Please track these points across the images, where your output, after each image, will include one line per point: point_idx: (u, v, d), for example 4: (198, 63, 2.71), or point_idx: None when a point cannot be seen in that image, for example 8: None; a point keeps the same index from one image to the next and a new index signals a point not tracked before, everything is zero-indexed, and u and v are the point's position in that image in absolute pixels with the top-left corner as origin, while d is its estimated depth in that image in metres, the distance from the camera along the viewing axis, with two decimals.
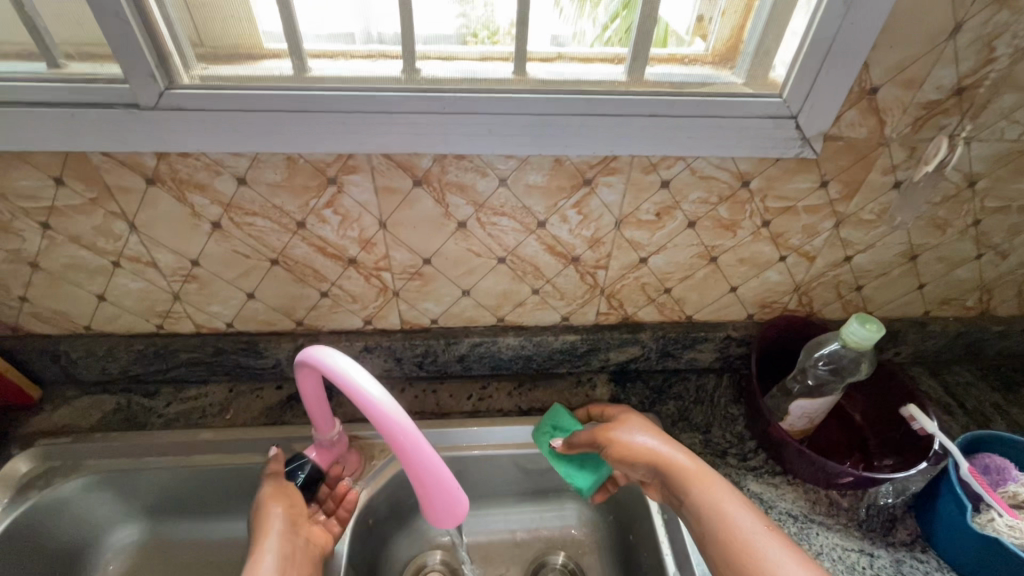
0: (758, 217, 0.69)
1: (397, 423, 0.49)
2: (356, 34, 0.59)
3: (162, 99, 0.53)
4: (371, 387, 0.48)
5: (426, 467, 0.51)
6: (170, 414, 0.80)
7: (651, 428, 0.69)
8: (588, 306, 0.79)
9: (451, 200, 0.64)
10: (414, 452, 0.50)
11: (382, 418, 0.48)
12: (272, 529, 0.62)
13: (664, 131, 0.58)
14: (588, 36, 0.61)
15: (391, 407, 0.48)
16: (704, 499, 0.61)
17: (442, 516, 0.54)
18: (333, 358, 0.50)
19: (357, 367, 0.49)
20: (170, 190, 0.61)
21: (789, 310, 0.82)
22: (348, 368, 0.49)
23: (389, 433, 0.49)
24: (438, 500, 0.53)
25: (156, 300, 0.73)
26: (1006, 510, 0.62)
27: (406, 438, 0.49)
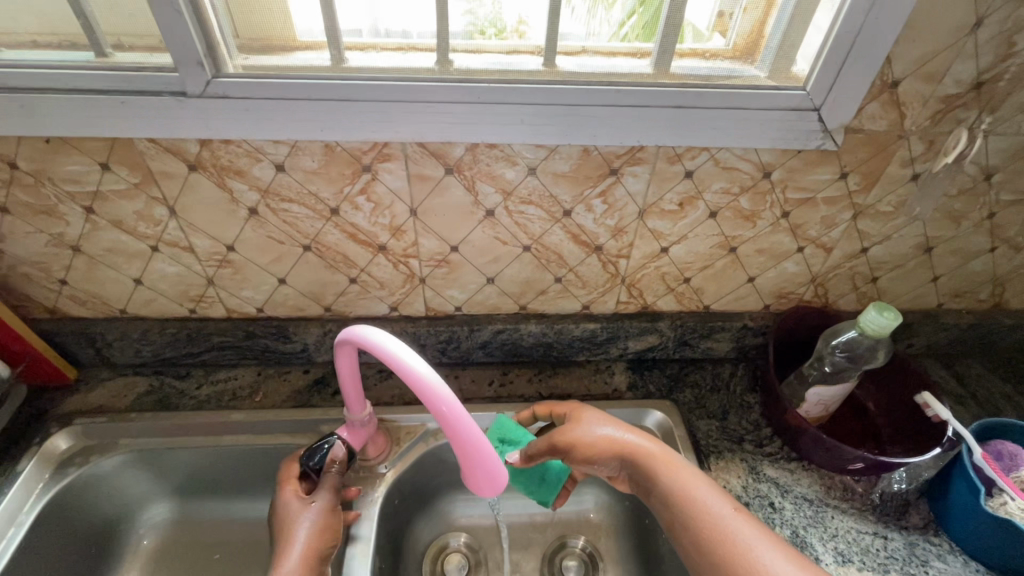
0: (778, 208, 0.71)
1: (442, 396, 0.50)
2: (365, 29, 0.60)
3: (208, 87, 0.55)
4: (415, 361, 0.50)
5: (468, 441, 0.53)
6: (201, 396, 0.82)
7: (611, 419, 0.69)
8: (609, 295, 0.81)
9: (481, 189, 0.66)
10: (457, 426, 0.52)
11: (427, 392, 0.50)
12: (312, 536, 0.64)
13: (690, 122, 0.60)
14: (604, 34, 0.62)
15: (435, 380, 0.50)
16: (674, 488, 0.62)
17: (484, 489, 0.56)
18: (376, 334, 0.51)
19: (399, 344, 0.51)
20: (211, 176, 0.63)
21: (805, 300, 0.83)
22: (392, 344, 0.51)
23: (434, 406, 0.51)
24: (479, 472, 0.55)
25: (190, 284, 0.75)
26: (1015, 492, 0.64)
27: (451, 411, 0.51)
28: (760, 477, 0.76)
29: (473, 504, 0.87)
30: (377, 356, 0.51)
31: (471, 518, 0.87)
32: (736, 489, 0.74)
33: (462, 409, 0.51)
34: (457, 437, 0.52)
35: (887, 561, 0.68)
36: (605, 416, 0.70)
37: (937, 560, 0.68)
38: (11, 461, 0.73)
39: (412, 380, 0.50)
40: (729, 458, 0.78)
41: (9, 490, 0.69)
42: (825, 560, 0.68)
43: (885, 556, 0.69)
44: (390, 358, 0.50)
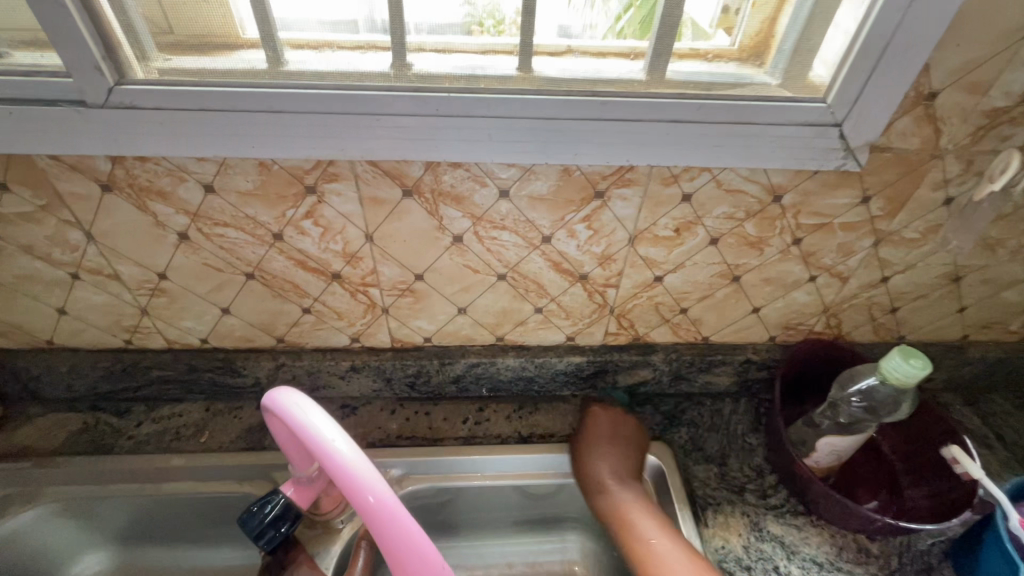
0: (788, 235, 0.62)
1: (367, 484, 0.43)
2: (361, 20, 0.51)
3: (111, 95, 0.46)
4: (340, 443, 0.44)
5: (402, 545, 0.43)
6: (140, 436, 0.73)
7: (602, 434, 0.73)
8: (596, 326, 0.72)
9: (446, 212, 0.57)
10: (387, 524, 0.43)
11: (350, 480, 0.43)
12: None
13: (690, 138, 0.51)
14: (600, 28, 0.53)
15: (360, 464, 0.43)
16: (626, 518, 0.66)
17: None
18: (301, 409, 0.45)
19: (326, 421, 0.45)
20: (129, 197, 0.54)
21: (816, 332, 0.75)
22: (315, 420, 0.45)
23: (359, 497, 0.43)
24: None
25: (122, 314, 0.67)
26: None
27: (378, 503, 0.43)
28: (764, 536, 0.67)
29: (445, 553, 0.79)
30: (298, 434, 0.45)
31: None
32: (736, 550, 0.66)
33: (390, 501, 0.43)
34: (388, 540, 0.43)
35: None
36: (603, 425, 0.74)
37: None
38: None
39: (333, 465, 0.43)
40: (728, 511, 0.69)
41: None
42: None
43: None
44: (314, 439, 0.44)
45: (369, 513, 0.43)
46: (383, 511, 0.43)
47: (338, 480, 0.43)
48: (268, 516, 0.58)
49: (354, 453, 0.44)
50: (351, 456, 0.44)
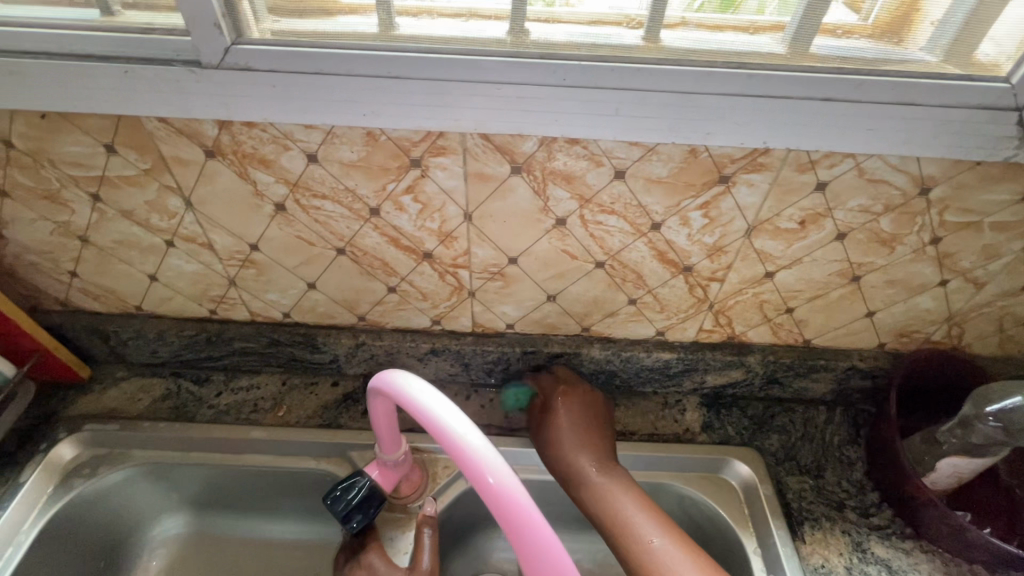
0: (927, 233, 0.56)
1: (487, 466, 0.40)
2: None
3: (227, 56, 0.44)
4: (458, 422, 0.42)
5: (525, 536, 0.40)
6: (220, 406, 0.74)
7: (566, 416, 0.68)
8: (690, 321, 0.68)
9: (553, 192, 0.53)
10: (507, 509, 0.40)
11: (469, 460, 0.41)
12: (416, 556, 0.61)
13: (842, 120, 0.46)
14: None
15: (479, 444, 0.41)
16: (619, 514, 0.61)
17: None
18: (413, 388, 0.44)
19: (443, 401, 0.43)
20: (232, 163, 0.53)
21: (935, 341, 0.68)
22: (430, 398, 0.43)
23: (479, 479, 0.41)
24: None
25: (211, 284, 0.66)
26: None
27: (499, 486, 0.40)
28: (867, 558, 0.63)
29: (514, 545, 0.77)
30: (410, 413, 0.43)
31: (508, 559, 0.77)
32: (837, 570, 0.62)
33: (511, 484, 0.40)
34: (509, 528, 0.41)
35: None
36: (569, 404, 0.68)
37: None
38: (16, 469, 0.66)
39: (452, 445, 0.41)
40: (827, 528, 0.65)
41: (9, 505, 0.63)
42: None
43: None
44: (431, 421, 0.42)
45: (490, 496, 0.40)
46: (503, 496, 0.41)
47: (458, 460, 0.41)
48: (353, 500, 0.57)
49: (473, 431, 0.41)
50: (470, 438, 0.41)
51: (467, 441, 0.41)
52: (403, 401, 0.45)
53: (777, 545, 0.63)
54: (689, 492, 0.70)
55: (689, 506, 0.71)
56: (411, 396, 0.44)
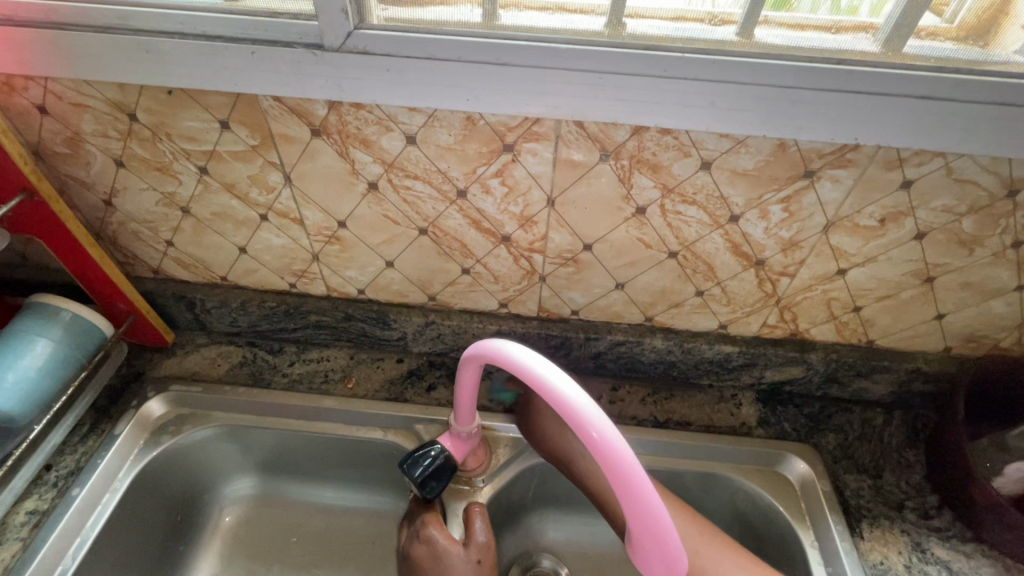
0: (1010, 236, 0.56)
1: (592, 422, 0.43)
2: None
3: (348, 40, 0.47)
4: (562, 383, 0.44)
5: (626, 485, 0.44)
6: (293, 375, 0.77)
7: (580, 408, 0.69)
8: (755, 316, 0.69)
9: (637, 181, 0.55)
10: (610, 462, 0.44)
11: (575, 416, 0.44)
12: (470, 528, 0.64)
13: (937, 118, 0.46)
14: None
15: (583, 403, 0.43)
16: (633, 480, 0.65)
17: (654, 558, 0.47)
18: (514, 349, 0.47)
19: (542, 361, 0.45)
20: (334, 143, 0.56)
21: (1004, 347, 0.67)
22: (533, 361, 0.46)
23: (584, 434, 0.44)
24: (640, 525, 0.46)
25: (295, 258, 0.70)
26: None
27: (604, 442, 0.43)
28: (927, 558, 0.63)
29: (566, 526, 0.79)
30: (513, 374, 0.46)
31: (559, 538, 0.79)
32: (896, 567, 0.62)
33: (615, 441, 0.43)
34: (615, 480, 0.44)
35: None
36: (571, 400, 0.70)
37: None
38: (109, 422, 0.71)
39: (557, 402, 0.44)
40: (886, 527, 0.65)
41: (106, 453, 0.68)
42: None
43: None
44: (535, 380, 0.45)
45: (596, 449, 0.44)
46: (608, 449, 0.44)
47: (565, 417, 0.44)
48: (428, 467, 0.59)
49: (577, 389, 0.44)
50: (573, 396, 0.44)
51: (573, 399, 0.44)
52: (504, 363, 0.47)
53: (835, 540, 0.64)
54: (745, 484, 0.71)
55: (744, 498, 0.72)
56: (513, 358, 0.46)
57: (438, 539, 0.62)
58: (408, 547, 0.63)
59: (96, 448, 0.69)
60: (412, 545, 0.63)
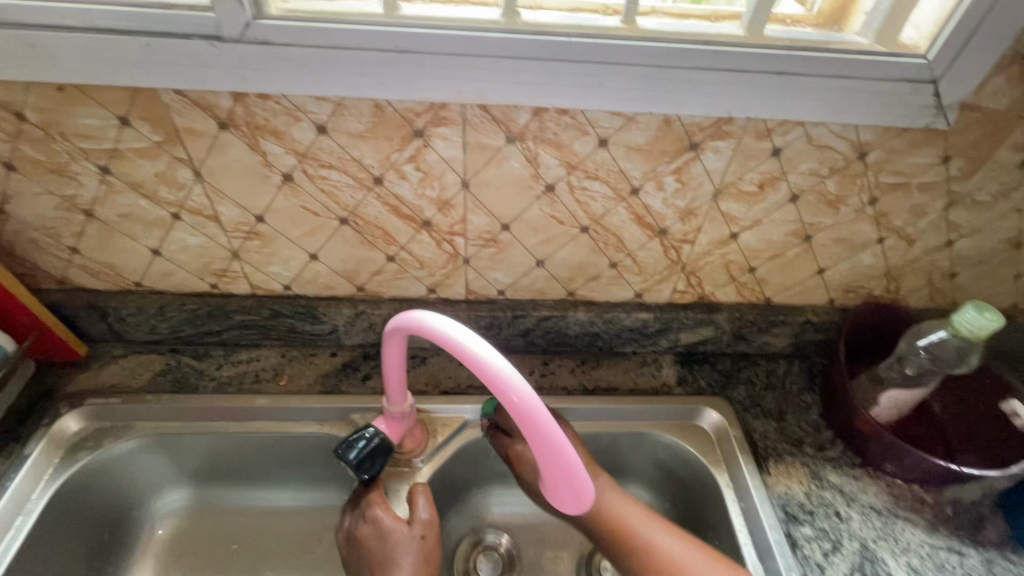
0: (866, 194, 0.64)
1: (511, 386, 0.47)
2: None
3: (247, 31, 0.48)
4: (482, 349, 0.47)
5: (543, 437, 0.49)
6: (221, 378, 0.76)
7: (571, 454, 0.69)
8: (665, 283, 0.75)
9: (543, 160, 0.59)
10: (529, 418, 0.48)
11: (496, 381, 0.47)
12: (415, 504, 0.66)
13: (793, 91, 0.53)
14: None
15: (502, 368, 0.46)
16: (615, 518, 0.64)
17: (566, 495, 0.54)
18: (436, 320, 0.48)
19: (463, 330, 0.48)
20: (243, 135, 0.56)
21: (877, 296, 0.77)
22: (453, 331, 0.48)
23: (505, 397, 0.47)
24: (554, 470, 0.51)
25: (214, 257, 0.69)
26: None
27: (522, 403, 0.47)
28: (823, 484, 0.71)
29: (509, 499, 0.83)
30: (436, 343, 0.48)
31: (503, 513, 0.82)
32: (798, 496, 0.69)
33: (531, 400, 0.47)
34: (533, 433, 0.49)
35: None
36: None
37: None
38: (19, 443, 0.67)
39: (478, 368, 0.47)
40: (789, 462, 0.73)
41: (17, 475, 0.64)
42: None
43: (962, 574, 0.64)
44: (458, 350, 0.47)
45: (515, 409, 0.47)
46: (526, 409, 0.48)
47: (486, 380, 0.47)
48: (362, 449, 0.60)
49: (497, 355, 0.47)
50: (493, 361, 0.47)
51: (495, 365, 0.47)
52: (428, 334, 0.49)
53: (746, 478, 0.71)
54: (668, 439, 0.77)
55: (669, 452, 0.77)
56: (436, 326, 0.48)
57: (384, 517, 0.64)
58: (355, 527, 0.65)
59: (5, 470, 0.65)
60: (358, 524, 0.65)
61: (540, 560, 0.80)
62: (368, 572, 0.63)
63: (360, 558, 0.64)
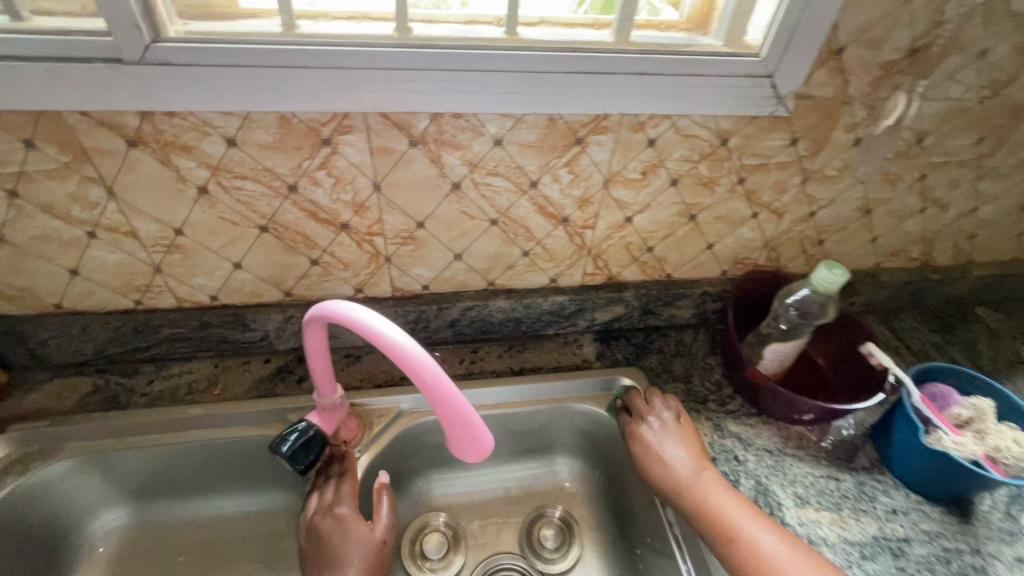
0: (734, 175, 0.73)
1: (395, 343, 0.52)
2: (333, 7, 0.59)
3: (147, 53, 0.51)
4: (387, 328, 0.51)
5: (433, 388, 0.53)
6: (153, 393, 0.77)
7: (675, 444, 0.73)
8: (576, 267, 0.82)
9: (446, 160, 0.65)
10: (416, 371, 0.52)
11: (382, 341, 0.52)
12: (382, 505, 0.71)
13: (657, 89, 0.61)
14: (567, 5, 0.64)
15: (419, 352, 0.52)
16: (713, 508, 0.67)
17: (467, 445, 0.58)
18: (331, 301, 0.55)
19: (353, 304, 0.53)
20: (154, 151, 0.59)
21: (761, 265, 0.87)
22: (367, 317, 0.52)
23: (393, 354, 0.52)
24: (464, 443, 0.57)
25: (135, 273, 0.70)
26: (983, 457, 0.68)
27: (405, 356, 0.52)
28: (724, 434, 0.80)
29: (451, 482, 0.88)
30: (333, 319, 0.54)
31: (446, 496, 0.87)
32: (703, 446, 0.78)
33: (445, 380, 0.53)
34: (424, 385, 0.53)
35: (840, 500, 0.73)
36: (663, 416, 0.76)
37: (883, 495, 0.74)
38: None
39: (367, 331, 0.52)
40: (695, 417, 0.81)
41: None
42: (786, 504, 0.72)
43: (838, 496, 0.74)
44: (350, 321, 0.53)
45: (402, 363, 0.52)
46: (411, 362, 0.52)
47: (374, 341, 0.52)
48: (295, 441, 0.64)
49: (382, 320, 0.52)
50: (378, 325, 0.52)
51: (379, 327, 0.52)
52: (348, 322, 0.53)
53: None
54: (588, 408, 0.84)
55: (591, 420, 0.85)
56: (331, 306, 0.54)
57: (349, 513, 0.69)
58: (316, 520, 0.69)
59: None
60: (320, 518, 0.69)
61: (482, 535, 0.85)
62: (320, 564, 0.66)
63: (315, 551, 0.67)
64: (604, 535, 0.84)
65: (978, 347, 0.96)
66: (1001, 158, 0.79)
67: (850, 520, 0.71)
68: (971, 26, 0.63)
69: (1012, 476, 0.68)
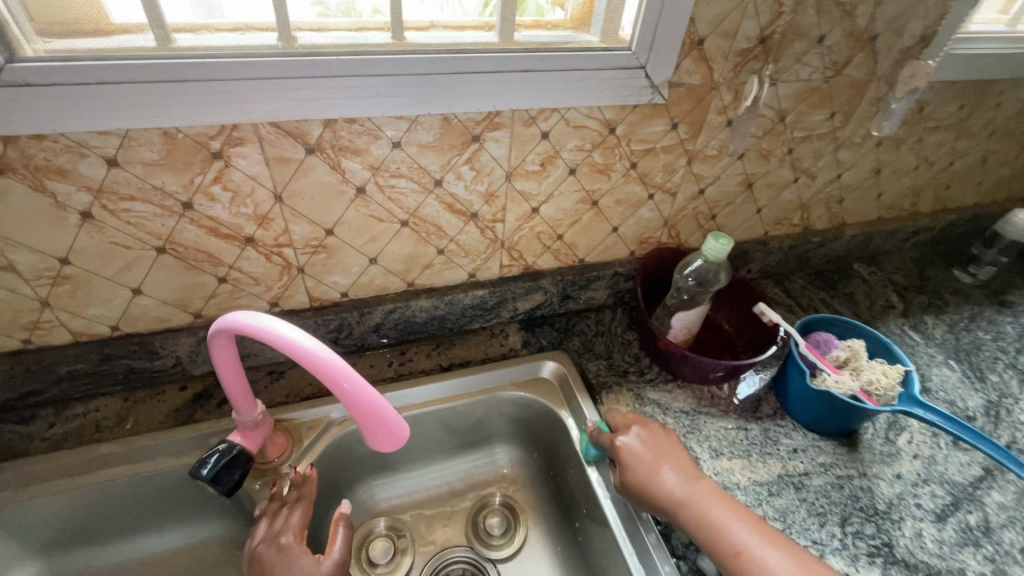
0: (626, 161, 0.79)
1: (284, 337, 0.52)
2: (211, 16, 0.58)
3: (3, 74, 0.48)
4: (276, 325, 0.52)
5: (331, 376, 0.54)
6: (55, 437, 0.72)
7: (661, 457, 0.71)
8: (492, 260, 0.85)
9: (346, 165, 0.65)
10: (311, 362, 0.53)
11: (272, 338, 0.52)
12: (337, 534, 0.65)
13: (542, 85, 0.65)
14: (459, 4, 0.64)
15: (331, 356, 0.53)
16: (712, 523, 0.64)
17: (379, 430, 0.58)
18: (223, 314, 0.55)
19: (244, 311, 0.54)
20: (24, 178, 0.55)
21: (664, 243, 0.94)
22: (257, 319, 0.53)
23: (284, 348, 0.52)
24: (375, 426, 0.58)
25: (18, 311, 0.65)
26: (859, 391, 0.78)
27: (298, 349, 0.52)
28: (645, 402, 0.85)
29: (391, 485, 0.88)
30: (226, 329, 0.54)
31: (388, 501, 0.87)
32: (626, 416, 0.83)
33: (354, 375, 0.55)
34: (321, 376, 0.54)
35: (748, 447, 0.80)
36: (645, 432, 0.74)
37: (785, 437, 0.82)
38: None
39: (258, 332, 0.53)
40: (617, 390, 0.87)
41: None
42: (703, 457, 0.78)
43: (747, 443, 0.81)
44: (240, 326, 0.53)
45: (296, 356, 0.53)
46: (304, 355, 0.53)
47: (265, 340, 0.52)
48: (216, 462, 0.62)
49: (269, 321, 0.53)
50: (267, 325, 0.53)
51: (267, 326, 0.52)
52: (255, 333, 0.53)
53: (583, 410, 0.83)
54: (516, 394, 0.87)
55: (520, 405, 0.88)
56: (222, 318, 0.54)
57: (295, 542, 0.65)
58: (259, 550, 0.64)
59: None
60: (264, 548, 0.64)
61: (428, 533, 0.86)
62: None
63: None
64: (546, 515, 0.88)
65: (855, 298, 1.08)
66: (851, 129, 0.89)
67: (758, 463, 0.78)
68: (806, 15, 0.71)
69: (884, 404, 0.77)
